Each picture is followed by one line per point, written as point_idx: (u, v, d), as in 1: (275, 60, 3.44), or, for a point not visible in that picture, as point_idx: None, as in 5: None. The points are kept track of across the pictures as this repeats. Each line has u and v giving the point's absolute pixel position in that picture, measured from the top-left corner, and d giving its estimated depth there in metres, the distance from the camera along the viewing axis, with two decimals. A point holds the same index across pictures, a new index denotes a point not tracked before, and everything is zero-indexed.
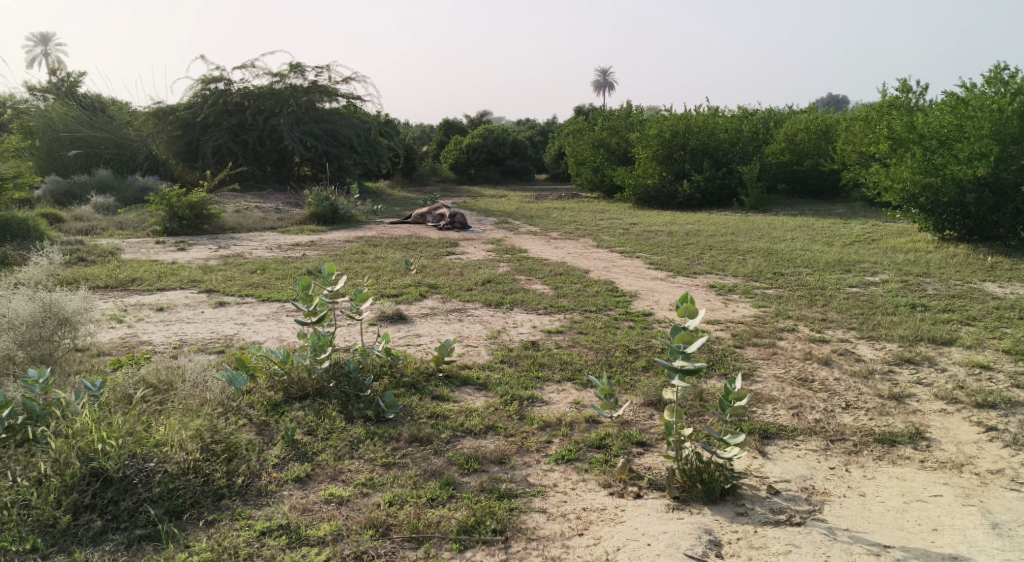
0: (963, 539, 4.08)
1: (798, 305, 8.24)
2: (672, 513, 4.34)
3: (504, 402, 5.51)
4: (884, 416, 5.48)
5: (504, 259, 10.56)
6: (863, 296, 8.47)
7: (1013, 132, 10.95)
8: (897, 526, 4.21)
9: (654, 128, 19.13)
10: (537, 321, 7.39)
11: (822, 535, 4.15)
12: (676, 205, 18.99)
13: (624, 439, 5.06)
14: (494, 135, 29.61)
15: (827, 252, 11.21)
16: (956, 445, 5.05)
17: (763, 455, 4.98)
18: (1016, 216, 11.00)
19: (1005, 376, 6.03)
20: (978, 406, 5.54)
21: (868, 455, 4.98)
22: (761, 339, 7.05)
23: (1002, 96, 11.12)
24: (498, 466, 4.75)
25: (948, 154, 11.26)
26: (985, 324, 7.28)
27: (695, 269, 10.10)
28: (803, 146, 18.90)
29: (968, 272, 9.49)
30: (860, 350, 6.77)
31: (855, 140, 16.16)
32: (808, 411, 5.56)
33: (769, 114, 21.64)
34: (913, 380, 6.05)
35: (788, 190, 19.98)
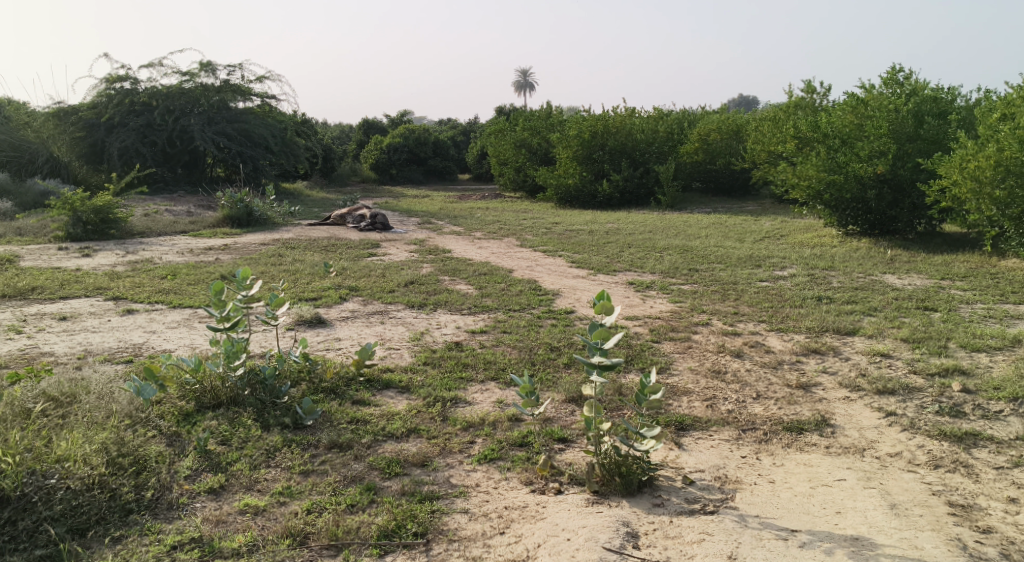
0: (864, 520, 4.25)
1: (712, 299, 8.47)
2: (591, 508, 4.40)
3: (427, 403, 5.49)
4: (794, 405, 5.69)
5: (427, 260, 10.52)
6: (773, 290, 8.77)
7: (909, 131, 11.47)
8: (804, 511, 4.36)
9: (573, 129, 19.37)
10: (461, 322, 7.39)
11: (734, 522, 4.27)
12: (596, 204, 19.23)
13: (546, 436, 5.10)
14: (415, 136, 29.46)
15: (739, 248, 11.56)
16: (858, 431, 5.28)
17: (679, 446, 5.11)
18: (912, 211, 11.57)
19: (902, 363, 6.34)
20: (880, 392, 5.80)
21: (778, 443, 5.16)
22: (677, 334, 7.22)
23: (898, 97, 11.65)
24: (420, 469, 4.73)
25: (850, 152, 11.74)
26: (885, 314, 7.63)
27: (616, 267, 10.26)
28: (716, 146, 19.39)
29: (869, 265, 9.93)
30: (770, 342, 7.01)
31: (763, 140, 16.66)
32: (722, 402, 5.72)
33: (683, 114, 22.16)
34: (819, 369, 6.30)
35: (702, 188, 20.50)
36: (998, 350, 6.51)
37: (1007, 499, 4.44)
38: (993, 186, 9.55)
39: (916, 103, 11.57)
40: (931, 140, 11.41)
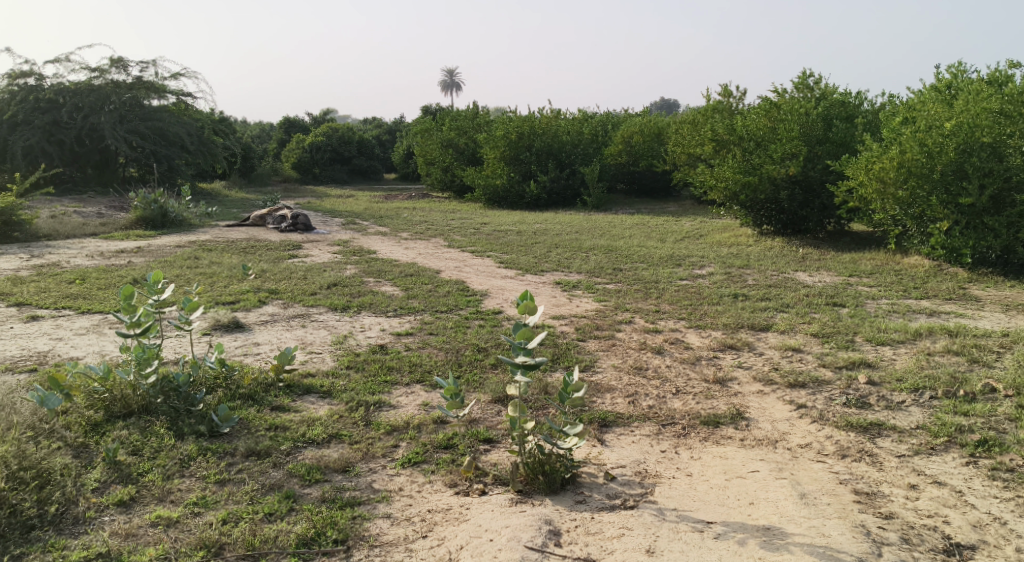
0: (776, 510, 4.38)
1: (635, 298, 8.61)
2: (514, 507, 4.42)
3: (349, 408, 5.42)
4: (711, 399, 5.83)
5: (351, 261, 10.38)
6: (692, 288, 8.98)
7: (819, 134, 11.92)
8: (719, 503, 4.48)
9: (499, 129, 19.40)
10: (385, 324, 7.32)
11: (653, 517, 4.35)
12: (524, 204, 19.31)
13: (471, 438, 5.10)
14: (339, 135, 29.05)
15: (661, 247, 11.78)
16: (771, 423, 5.45)
17: (601, 443, 5.19)
18: (822, 211, 12.01)
19: (812, 357, 6.57)
20: (792, 385, 6.00)
21: (696, 437, 5.28)
22: (601, 332, 7.31)
23: (808, 101, 12.16)
24: (342, 475, 4.67)
25: (764, 154, 12.12)
26: (797, 311, 7.90)
27: (543, 267, 10.32)
28: (639, 148, 19.73)
29: (782, 263, 10.27)
30: (689, 338, 7.17)
31: (683, 142, 17.01)
32: (643, 398, 5.83)
33: (607, 116, 22.45)
34: (735, 364, 6.49)
35: (626, 190, 20.83)
36: (901, 343, 6.81)
37: (908, 485, 4.64)
38: (897, 186, 9.93)
39: (825, 107, 12.03)
40: (839, 142, 11.85)
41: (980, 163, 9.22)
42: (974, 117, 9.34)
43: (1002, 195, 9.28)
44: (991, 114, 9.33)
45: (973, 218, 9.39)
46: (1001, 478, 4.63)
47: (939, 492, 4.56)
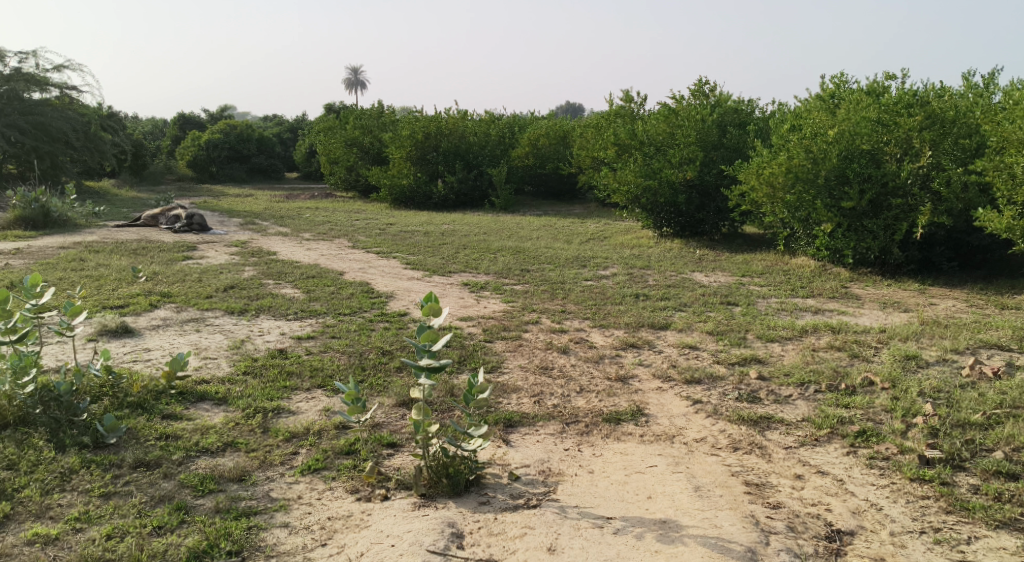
0: (673, 503, 4.49)
1: (541, 299, 8.69)
2: (417, 511, 4.39)
3: (246, 415, 5.27)
4: (613, 397, 5.94)
5: (250, 262, 10.09)
6: (597, 288, 9.12)
7: (714, 140, 12.41)
8: (619, 499, 4.56)
9: (405, 129, 19.20)
10: (286, 327, 7.14)
11: (554, 515, 4.39)
12: (431, 205, 19.22)
13: (373, 442, 5.03)
14: (237, 132, 28.20)
15: (567, 249, 11.93)
16: (669, 418, 5.60)
17: (505, 444, 5.21)
18: (718, 214, 12.44)
19: (708, 354, 6.79)
20: (689, 382, 6.17)
21: (598, 435, 5.37)
22: (508, 333, 7.34)
23: (703, 107, 12.58)
24: (238, 484, 4.53)
25: (663, 159, 12.45)
26: (694, 309, 8.14)
27: (449, 268, 10.29)
28: (545, 151, 19.92)
29: (681, 264, 10.57)
30: (593, 337, 7.29)
31: (588, 145, 17.26)
32: (548, 398, 5.89)
33: (513, 118, 22.56)
34: (636, 361, 6.63)
35: (533, 192, 21.03)
36: (789, 340, 7.11)
37: (794, 475, 4.84)
38: (785, 191, 10.44)
39: (719, 113, 12.54)
40: (733, 148, 12.43)
41: (860, 169, 9.73)
42: (856, 125, 9.77)
43: (880, 200, 9.79)
44: (871, 122, 9.75)
45: (854, 220, 9.87)
46: (878, 466, 4.89)
47: (822, 481, 4.78)
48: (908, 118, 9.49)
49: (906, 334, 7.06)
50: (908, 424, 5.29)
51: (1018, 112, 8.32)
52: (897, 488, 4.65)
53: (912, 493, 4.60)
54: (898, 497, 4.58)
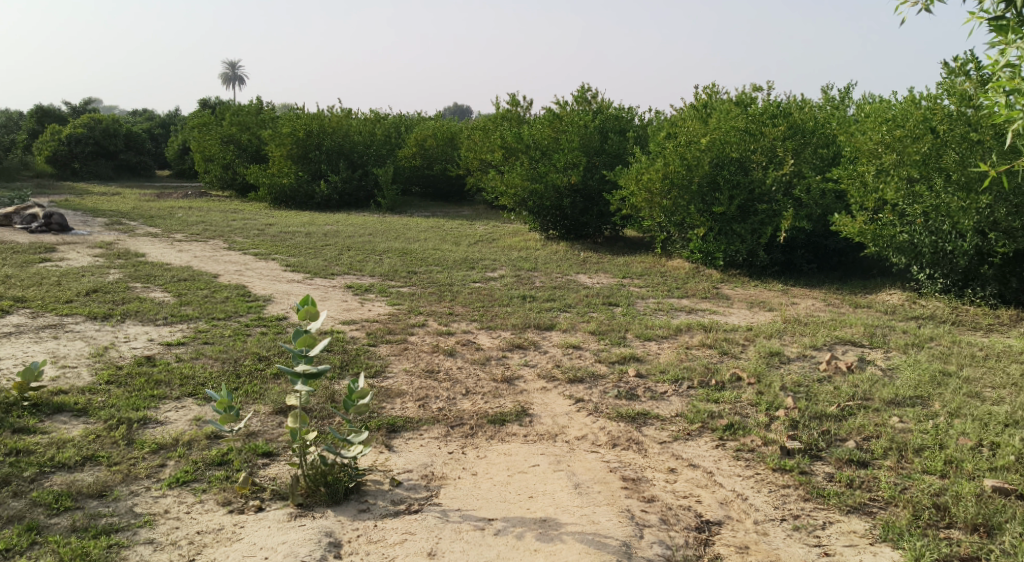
0: (553, 502, 4.55)
1: (428, 301, 8.64)
2: (293, 521, 4.27)
3: (109, 427, 4.99)
4: (497, 398, 5.98)
5: (115, 265, 9.55)
6: (483, 290, 9.16)
7: (596, 145, 12.71)
8: (501, 500, 4.59)
9: (285, 126, 18.62)
10: (155, 333, 6.81)
11: (435, 518, 4.37)
12: (314, 206, 18.73)
13: (248, 452, 4.86)
14: (103, 126, 26.68)
15: (455, 250, 11.92)
16: (552, 418, 5.68)
17: (388, 449, 5.14)
18: (601, 217, 12.76)
19: (591, 353, 6.93)
20: (572, 381, 6.28)
21: (482, 436, 5.38)
22: (393, 336, 7.26)
23: (586, 114, 12.92)
24: (97, 500, 4.29)
25: (549, 163, 12.68)
26: (578, 310, 8.29)
27: (333, 270, 10.09)
28: (432, 152, 19.94)
29: (566, 266, 10.74)
30: (480, 339, 7.31)
31: (475, 147, 17.32)
32: (433, 401, 5.86)
33: (399, 118, 22.39)
34: (522, 362, 6.70)
35: (420, 193, 20.96)
36: (665, 339, 7.35)
37: (668, 469, 5.00)
38: (662, 196, 10.78)
39: (601, 120, 12.91)
40: (614, 154, 12.79)
41: (729, 176, 10.24)
42: (725, 134, 10.27)
43: (747, 206, 10.27)
44: (738, 131, 10.29)
45: (724, 225, 10.32)
46: (744, 458, 5.11)
47: (693, 474, 4.96)
48: (772, 129, 10.08)
49: (771, 332, 7.43)
50: (772, 417, 5.57)
51: (870, 125, 8.96)
52: (761, 479, 4.87)
53: (775, 483, 4.83)
54: (762, 487, 4.80)
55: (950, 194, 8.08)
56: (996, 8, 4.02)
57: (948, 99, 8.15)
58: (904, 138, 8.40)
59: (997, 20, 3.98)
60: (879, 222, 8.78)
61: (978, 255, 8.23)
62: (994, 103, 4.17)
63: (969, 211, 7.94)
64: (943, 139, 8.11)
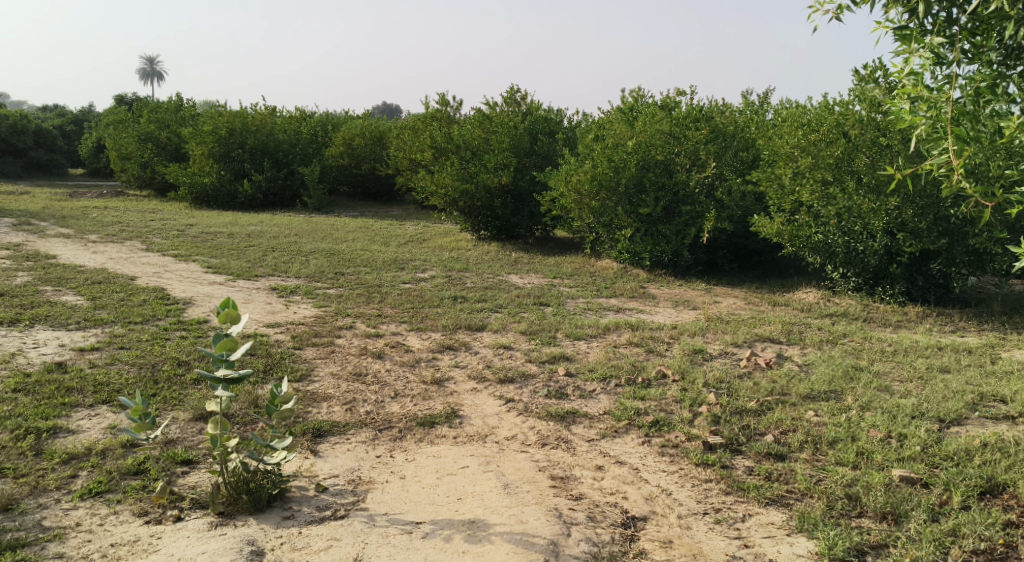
0: (482, 503, 4.55)
1: (356, 302, 8.54)
2: (214, 531, 4.17)
3: (16, 437, 4.79)
4: (427, 400, 5.95)
5: (24, 268, 9.13)
6: (413, 291, 9.10)
7: (526, 146, 12.78)
8: (429, 502, 4.57)
9: (207, 124, 18.01)
10: (67, 339, 6.55)
11: (361, 523, 4.32)
12: (237, 205, 18.25)
13: (166, 460, 4.72)
14: (10, 123, 25.49)
15: (384, 251, 11.80)
16: (482, 419, 5.68)
17: (314, 454, 5.07)
18: (531, 218, 12.84)
19: (521, 353, 6.96)
20: (501, 381, 6.30)
21: (410, 439, 5.35)
22: (320, 339, 7.15)
23: (515, 115, 12.96)
24: (2, 515, 4.14)
25: (479, 163, 12.67)
26: (509, 310, 8.32)
27: (257, 272, 9.87)
28: (360, 151, 19.77)
29: (497, 267, 10.75)
30: (409, 341, 7.26)
31: (405, 147, 17.20)
32: (361, 405, 5.80)
33: (326, 116, 22.08)
34: (452, 363, 6.68)
35: (349, 192, 20.73)
36: (594, 338, 7.43)
37: (596, 467, 5.07)
38: (590, 197, 10.92)
39: (530, 122, 12.99)
40: (544, 155, 12.91)
41: (655, 178, 10.40)
42: (650, 137, 10.41)
43: (672, 207, 10.49)
44: (664, 134, 10.44)
45: (650, 226, 10.50)
46: (668, 453, 5.21)
47: (619, 470, 5.03)
48: (695, 132, 10.30)
49: (694, 330, 7.59)
50: (695, 413, 5.70)
51: (787, 130, 9.26)
52: (685, 474, 4.98)
53: (697, 477, 4.94)
54: (686, 481, 4.90)
55: (861, 196, 8.40)
56: (902, 17, 4.19)
57: (859, 105, 8.48)
58: (819, 142, 8.70)
59: (901, 29, 4.15)
60: (796, 223, 9.08)
61: (887, 254, 8.57)
62: (900, 109, 4.34)
63: (879, 212, 8.26)
64: (855, 143, 8.43)
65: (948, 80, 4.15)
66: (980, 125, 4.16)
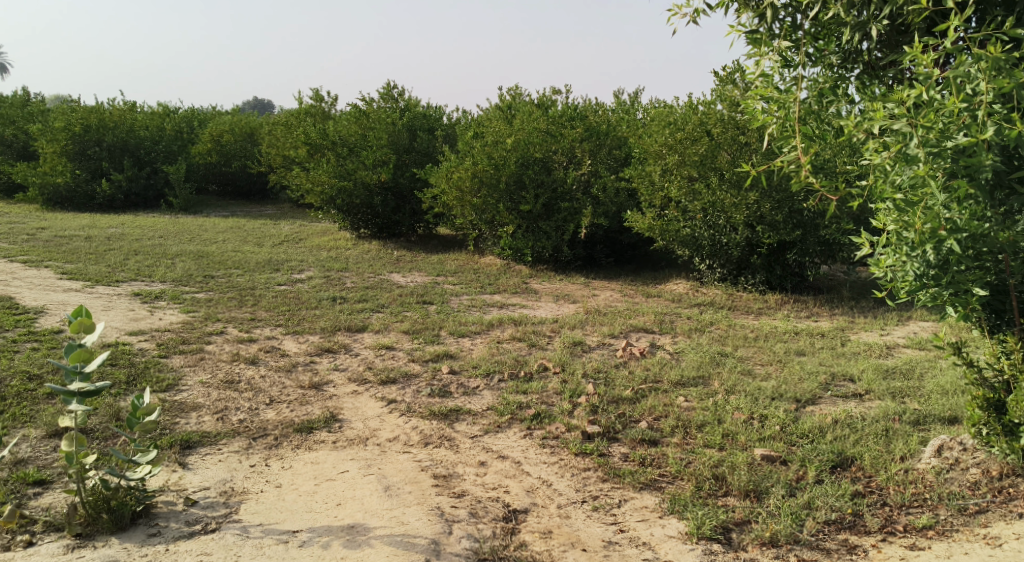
0: (361, 507, 4.49)
1: (228, 306, 8.24)
2: (71, 554, 3.94)
3: None
4: (305, 405, 5.81)
5: None
6: (289, 293, 8.87)
7: (405, 143, 12.69)
8: (307, 509, 4.47)
9: (59, 120, 16.94)
10: None
11: (234, 536, 4.18)
12: (95, 207, 17.25)
13: (16, 482, 4.43)
14: None
15: (258, 252, 11.44)
16: (363, 421, 5.60)
17: (183, 466, 4.87)
18: (413, 216, 12.74)
19: (403, 353, 6.91)
20: (382, 382, 6.23)
21: (287, 446, 5.22)
22: (189, 346, 6.86)
23: (392, 111, 12.81)
24: None
25: (356, 160, 12.47)
26: (391, 310, 8.24)
27: (118, 276, 9.36)
28: (229, 148, 19.06)
29: (378, 265, 10.64)
30: (286, 345, 7.07)
31: (278, 144, 16.68)
32: (233, 413, 5.61)
33: (191, 112, 21.19)
34: (331, 366, 6.56)
35: (219, 191, 20.00)
36: (477, 334, 7.46)
37: (478, 463, 5.09)
38: (472, 194, 10.93)
39: (408, 118, 12.88)
40: (423, 152, 12.85)
41: (534, 175, 10.54)
42: (528, 135, 10.54)
43: (551, 204, 10.66)
44: (540, 132, 10.60)
45: (530, 222, 10.65)
46: (549, 445, 5.30)
47: (502, 465, 5.07)
48: (570, 131, 10.52)
49: (574, 323, 7.75)
50: (574, 404, 5.82)
51: (656, 128, 9.58)
52: (564, 464, 5.07)
53: (577, 467, 5.04)
54: (566, 472, 5.00)
55: (724, 192, 8.79)
56: (752, 22, 4.41)
57: (720, 104, 8.85)
58: (684, 140, 9.04)
59: (752, 33, 4.37)
60: (666, 218, 9.41)
61: (748, 246, 8.99)
62: (754, 108, 4.56)
63: (740, 206, 8.65)
64: (717, 141, 8.81)
65: (795, 81, 4.40)
66: (824, 125, 4.44)
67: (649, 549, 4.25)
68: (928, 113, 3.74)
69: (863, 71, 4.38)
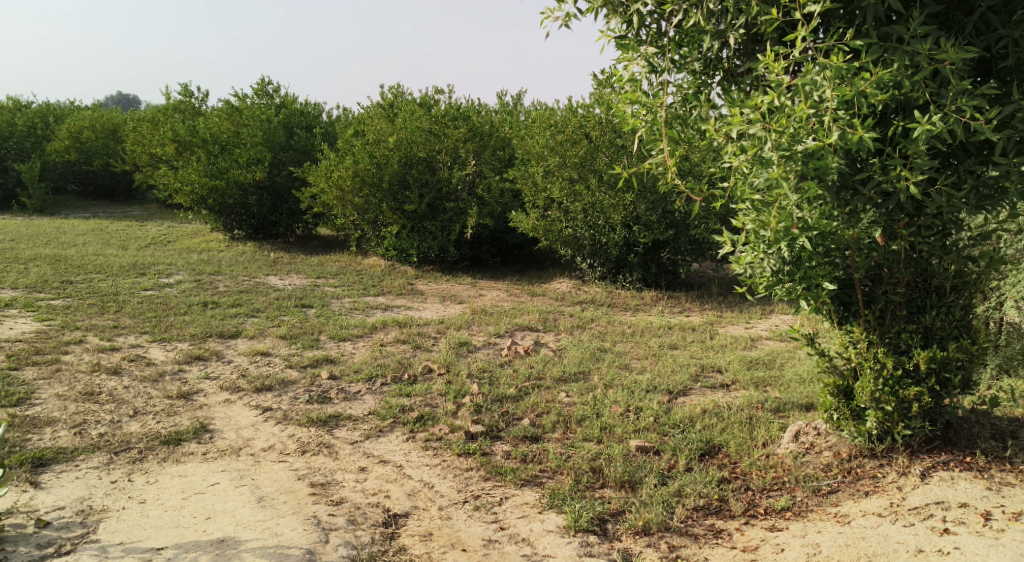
0: (232, 520, 4.32)
1: (87, 314, 7.77)
2: None
3: None
4: (173, 416, 5.56)
5: None
6: (156, 298, 8.46)
7: (281, 141, 12.33)
8: (172, 525, 4.27)
9: None
10: None
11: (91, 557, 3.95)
12: None
13: None
14: None
15: (122, 256, 10.84)
16: (235, 431, 5.41)
17: (35, 486, 4.57)
18: (290, 216, 12.40)
19: (280, 359, 6.71)
20: (257, 390, 6.04)
21: (153, 460, 4.97)
22: (43, 357, 6.43)
23: (268, 108, 12.41)
24: None
25: (228, 158, 12.03)
26: (267, 314, 7.99)
27: None
28: (90, 145, 17.95)
29: (254, 268, 10.30)
30: (152, 353, 6.73)
31: (142, 140, 15.86)
32: (93, 427, 5.30)
33: (48, 106, 19.92)
34: (201, 375, 6.29)
35: (80, 190, 18.91)
36: (360, 338, 7.33)
37: (358, 469, 5.01)
38: (353, 194, 10.74)
39: (285, 116, 12.53)
40: (301, 150, 12.54)
41: (418, 175, 10.48)
42: (411, 134, 10.52)
43: (436, 203, 10.64)
44: (423, 131, 10.59)
45: (415, 222, 10.57)
46: (431, 447, 5.26)
47: (383, 469, 5.01)
48: (454, 131, 10.54)
49: (459, 324, 7.74)
50: (458, 404, 5.81)
51: (537, 129, 9.70)
52: (446, 465, 5.06)
53: (458, 467, 5.03)
54: (447, 473, 4.98)
55: (602, 192, 9.03)
56: (620, 27, 4.52)
57: (598, 107, 9.04)
58: (565, 142, 9.20)
59: (620, 38, 4.48)
60: (549, 218, 9.62)
61: (625, 245, 9.22)
62: (623, 110, 4.67)
63: (617, 207, 8.89)
64: (596, 143, 9.04)
65: (661, 86, 4.54)
66: (689, 128, 4.62)
67: (527, 545, 4.28)
68: (780, 118, 3.91)
69: (724, 78, 4.57)
